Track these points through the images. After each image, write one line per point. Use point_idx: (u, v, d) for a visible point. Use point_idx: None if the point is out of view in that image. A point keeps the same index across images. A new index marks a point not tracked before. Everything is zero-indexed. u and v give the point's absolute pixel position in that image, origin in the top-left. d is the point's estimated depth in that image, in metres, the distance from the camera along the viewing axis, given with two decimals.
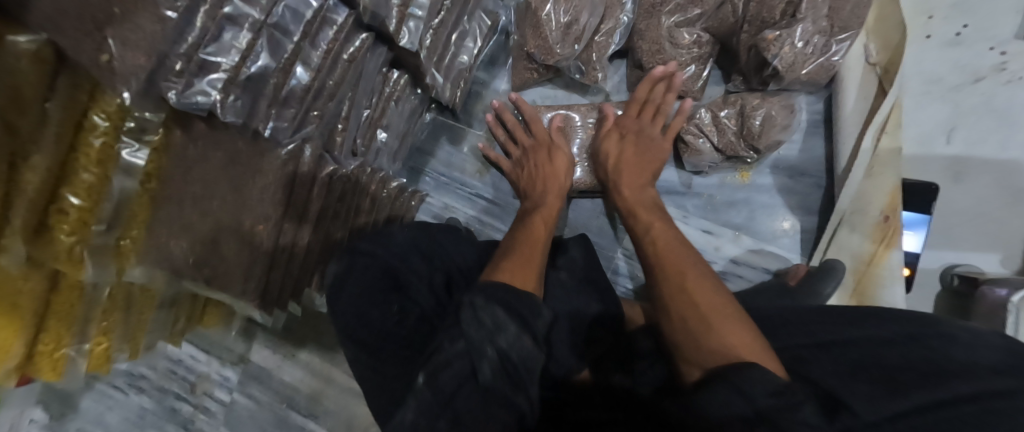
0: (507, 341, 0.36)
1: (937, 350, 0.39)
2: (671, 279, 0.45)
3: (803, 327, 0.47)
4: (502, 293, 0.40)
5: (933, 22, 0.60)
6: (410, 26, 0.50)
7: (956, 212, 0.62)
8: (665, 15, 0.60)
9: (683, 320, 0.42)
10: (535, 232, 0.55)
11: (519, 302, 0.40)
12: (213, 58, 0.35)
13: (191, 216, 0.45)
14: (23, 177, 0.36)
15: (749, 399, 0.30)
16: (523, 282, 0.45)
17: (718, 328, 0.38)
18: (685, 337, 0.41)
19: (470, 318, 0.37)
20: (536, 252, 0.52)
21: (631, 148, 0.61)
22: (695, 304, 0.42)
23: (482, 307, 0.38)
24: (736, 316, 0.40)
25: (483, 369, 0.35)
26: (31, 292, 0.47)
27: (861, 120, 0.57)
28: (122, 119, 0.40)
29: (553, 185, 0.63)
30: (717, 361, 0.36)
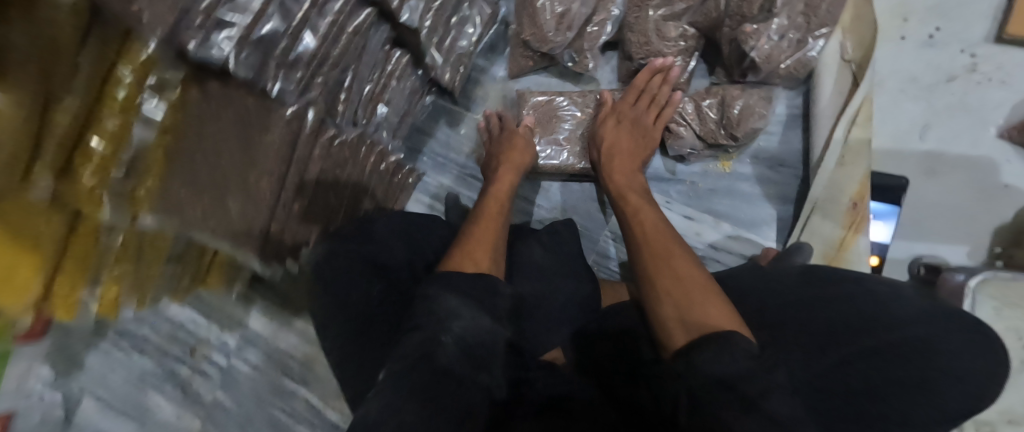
0: (462, 326, 0.40)
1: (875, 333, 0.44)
2: (654, 260, 0.48)
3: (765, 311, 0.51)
4: (452, 282, 0.45)
5: (908, 24, 0.63)
6: (411, 5, 0.54)
7: (928, 206, 0.64)
8: (653, 8, 0.64)
9: (665, 297, 0.44)
10: (495, 203, 0.63)
11: (482, 294, 0.45)
12: (230, 17, 0.39)
13: (202, 172, 0.50)
14: (54, 120, 0.41)
15: (732, 360, 0.33)
16: (478, 267, 0.49)
17: (698, 303, 0.41)
18: (664, 316, 0.43)
19: (428, 309, 0.41)
20: (490, 223, 0.59)
21: (623, 136, 0.65)
22: (673, 278, 0.45)
23: (453, 304, 0.41)
24: (713, 289, 0.43)
25: (443, 354, 0.38)
26: (51, 233, 0.51)
27: (834, 112, 0.60)
28: (144, 74, 0.44)
29: (512, 157, 0.68)
30: (699, 328, 0.38)
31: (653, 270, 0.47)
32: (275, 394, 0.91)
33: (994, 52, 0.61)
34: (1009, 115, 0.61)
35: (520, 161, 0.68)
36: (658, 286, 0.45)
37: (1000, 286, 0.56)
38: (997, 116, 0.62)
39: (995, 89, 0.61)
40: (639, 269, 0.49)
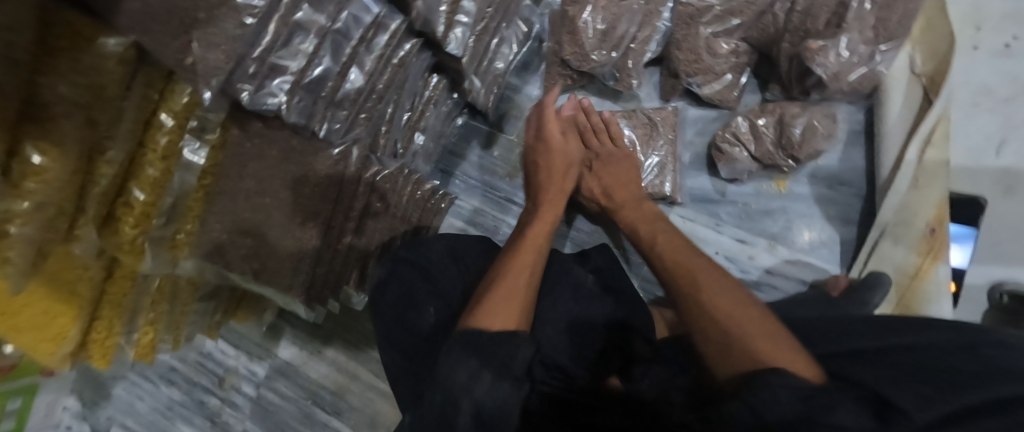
0: (484, 392, 0.35)
1: (989, 358, 0.38)
2: (704, 304, 0.43)
3: (853, 335, 0.45)
4: (480, 338, 0.39)
5: (981, 33, 0.59)
6: (456, 33, 0.51)
7: (1008, 227, 0.59)
8: (702, 26, 0.60)
9: (712, 341, 0.39)
10: (529, 246, 0.56)
11: (502, 342, 0.39)
12: (283, 62, 0.37)
13: (243, 210, 0.46)
14: (98, 171, 0.39)
15: (772, 399, 0.26)
16: (507, 322, 0.43)
17: (755, 344, 0.34)
18: (719, 360, 0.36)
19: (447, 370, 0.36)
20: (529, 258, 0.54)
21: (608, 175, 0.66)
22: (718, 326, 0.40)
23: (459, 356, 0.37)
24: (776, 329, 0.36)
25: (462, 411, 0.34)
26: (89, 281, 0.49)
27: (906, 130, 0.57)
28: (186, 117, 0.42)
29: (550, 192, 0.64)
30: (752, 366, 0.32)
31: (714, 315, 0.41)
32: (306, 425, 0.88)
33: None
34: None
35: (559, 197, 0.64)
36: (701, 335, 0.40)
37: None
38: None
39: None
40: (697, 318, 0.43)
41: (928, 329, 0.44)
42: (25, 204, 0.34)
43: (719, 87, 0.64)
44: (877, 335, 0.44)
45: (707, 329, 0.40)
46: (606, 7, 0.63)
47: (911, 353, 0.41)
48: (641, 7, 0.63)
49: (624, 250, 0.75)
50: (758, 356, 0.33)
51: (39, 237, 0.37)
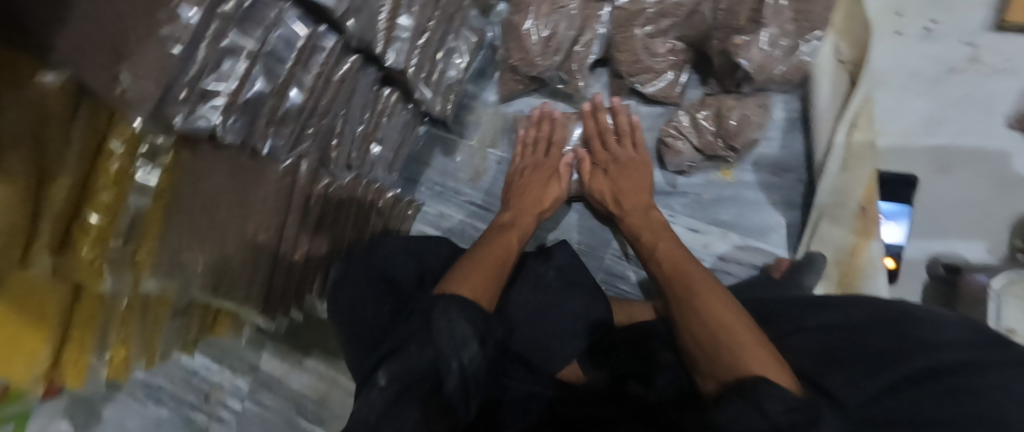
0: (467, 358, 0.43)
1: (912, 334, 0.41)
2: (693, 304, 0.46)
3: (791, 316, 0.49)
4: (466, 303, 0.47)
5: (903, 18, 0.62)
6: (395, 48, 0.54)
7: (940, 202, 0.63)
8: (638, 27, 0.63)
9: (703, 341, 0.43)
10: (508, 242, 0.61)
11: (485, 321, 0.47)
12: (214, 86, 0.39)
13: (202, 224, 0.51)
14: (50, 197, 0.41)
15: (762, 417, 0.32)
16: (475, 288, 0.51)
17: (739, 345, 0.39)
18: (707, 366, 0.41)
19: (444, 329, 0.43)
20: (499, 263, 0.57)
21: (624, 178, 0.67)
22: (714, 325, 0.43)
23: (454, 320, 0.44)
24: (753, 332, 0.41)
25: (448, 383, 0.42)
26: (56, 304, 0.51)
27: (833, 115, 0.60)
28: (136, 143, 0.44)
29: (531, 204, 0.68)
30: (734, 375, 0.38)
31: (695, 309, 0.45)
32: None
33: (997, 41, 0.60)
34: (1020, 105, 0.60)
35: (534, 208, 0.68)
36: (693, 331, 0.44)
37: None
38: (1006, 106, 0.60)
39: (1004, 78, 0.60)
40: (683, 313, 0.46)
41: (856, 303, 0.48)
42: None
43: (661, 84, 0.66)
44: (810, 314, 0.48)
45: (691, 327, 0.45)
46: (547, 14, 0.65)
47: (840, 336, 0.44)
48: (580, 12, 0.65)
49: (587, 246, 0.78)
50: (727, 358, 0.39)
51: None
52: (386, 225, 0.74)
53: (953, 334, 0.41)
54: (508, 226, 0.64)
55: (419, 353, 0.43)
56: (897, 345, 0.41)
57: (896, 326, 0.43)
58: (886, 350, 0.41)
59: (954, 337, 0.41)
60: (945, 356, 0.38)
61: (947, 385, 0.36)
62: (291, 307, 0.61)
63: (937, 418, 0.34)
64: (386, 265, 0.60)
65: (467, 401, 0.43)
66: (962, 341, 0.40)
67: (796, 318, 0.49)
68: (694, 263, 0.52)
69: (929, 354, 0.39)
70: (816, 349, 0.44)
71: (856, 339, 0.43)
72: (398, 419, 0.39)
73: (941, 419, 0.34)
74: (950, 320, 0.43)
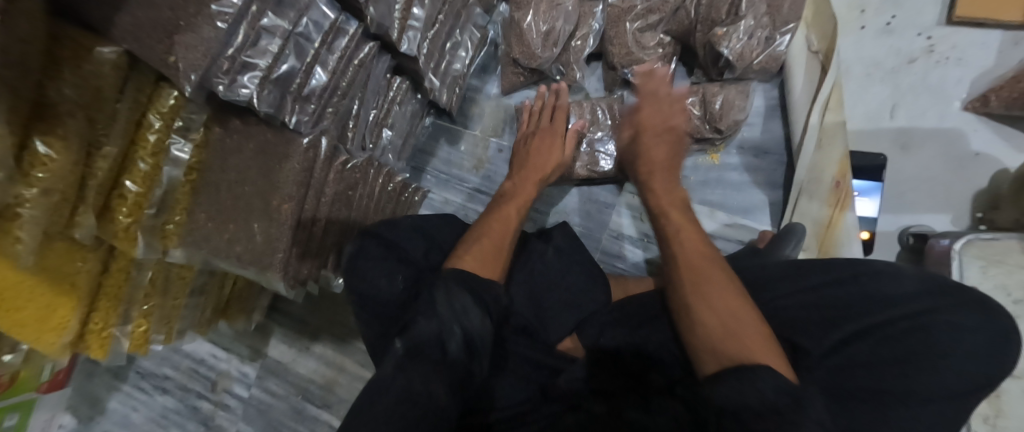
0: (471, 324, 0.45)
1: (865, 286, 0.49)
2: (694, 286, 0.45)
3: (776, 279, 0.54)
4: (466, 278, 0.49)
5: (865, 14, 0.73)
6: (409, 36, 0.59)
7: (906, 179, 0.72)
8: (628, 22, 0.69)
9: (707, 322, 0.42)
10: (507, 220, 0.61)
11: (481, 287, 0.49)
12: (252, 60, 0.43)
13: (225, 200, 0.55)
14: (96, 165, 0.45)
15: (755, 391, 0.33)
16: (482, 271, 0.52)
17: (735, 330, 0.40)
18: (701, 350, 0.42)
19: (444, 302, 0.45)
20: (502, 239, 0.58)
21: (649, 146, 0.64)
22: (718, 309, 0.42)
23: (454, 293, 0.47)
24: (752, 316, 0.41)
25: (451, 345, 0.44)
26: (87, 273, 0.55)
27: (808, 99, 0.66)
28: (172, 117, 0.48)
29: (534, 174, 0.68)
30: (730, 358, 0.38)
31: (693, 295, 0.45)
32: (297, 420, 0.92)
33: (948, 35, 0.70)
34: (970, 90, 0.70)
35: (536, 177, 0.68)
36: (699, 313, 0.43)
37: (982, 247, 0.61)
38: (957, 91, 0.71)
39: (954, 66, 0.70)
40: (686, 291, 0.46)
41: (819, 264, 0.53)
42: (34, 191, 0.39)
43: None
44: (788, 280, 0.53)
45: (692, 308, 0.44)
46: (546, 10, 0.70)
47: (810, 294, 0.51)
48: (576, 9, 0.71)
49: (586, 228, 0.82)
50: (722, 343, 0.40)
51: (46, 219, 0.42)
52: (395, 208, 0.78)
53: (908, 286, 0.48)
54: (509, 198, 0.65)
55: (426, 326, 0.44)
56: (858, 300, 0.48)
57: (851, 282, 0.50)
58: (854, 306, 0.48)
59: (904, 289, 0.48)
60: (890, 304, 0.47)
61: (896, 330, 0.45)
62: (308, 281, 0.64)
63: (890, 356, 0.44)
64: (399, 240, 0.63)
65: (474, 354, 0.45)
66: (910, 294, 0.48)
67: (778, 282, 0.53)
68: (707, 225, 0.52)
69: (881, 306, 0.47)
70: (787, 307, 0.50)
71: (821, 294, 0.50)
72: (412, 374, 0.40)
73: (893, 358, 0.44)
74: (905, 272, 0.50)
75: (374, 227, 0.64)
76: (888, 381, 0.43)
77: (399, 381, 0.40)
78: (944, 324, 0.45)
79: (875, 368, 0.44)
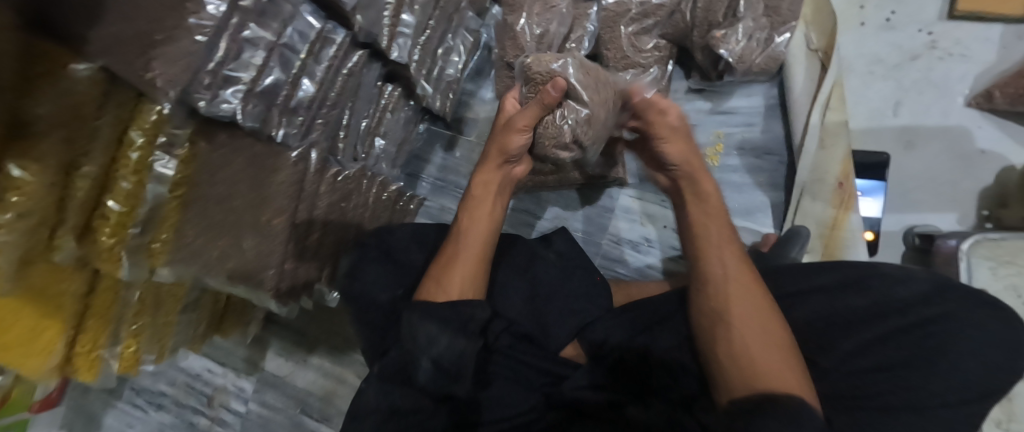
0: (440, 351, 0.42)
1: (871, 291, 0.48)
2: (734, 313, 0.44)
3: (788, 274, 0.52)
4: (434, 309, 0.45)
5: (865, 10, 0.72)
6: (399, 43, 0.57)
7: (911, 177, 0.71)
8: (623, 25, 0.68)
9: (749, 352, 0.41)
10: (479, 231, 0.57)
11: (453, 315, 0.46)
12: (235, 73, 0.42)
13: (215, 214, 0.53)
14: (76, 186, 0.43)
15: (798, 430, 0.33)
16: (454, 293, 0.50)
17: (761, 357, 0.41)
18: (734, 378, 0.42)
19: (408, 334, 0.42)
20: (471, 252, 0.55)
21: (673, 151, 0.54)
22: (762, 342, 0.42)
23: (419, 323, 0.43)
24: (789, 352, 0.41)
25: (420, 374, 0.42)
26: (72, 295, 0.53)
27: (809, 99, 0.65)
28: (156, 134, 0.45)
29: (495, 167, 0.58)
30: (762, 386, 0.39)
31: (732, 325, 0.44)
32: None
33: (949, 29, 0.69)
34: (973, 86, 0.69)
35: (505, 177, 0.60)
36: (729, 337, 0.43)
37: (991, 246, 0.60)
38: (961, 87, 0.70)
39: (956, 62, 0.69)
40: (722, 318, 0.45)
41: (825, 269, 0.51)
42: (9, 215, 0.37)
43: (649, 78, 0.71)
44: (800, 277, 0.51)
45: (730, 338, 0.43)
46: (539, 13, 0.69)
47: (806, 303, 0.49)
48: (570, 11, 0.70)
49: (584, 232, 0.81)
50: (759, 376, 0.40)
51: (22, 242, 0.40)
52: (390, 217, 0.76)
53: (913, 290, 0.47)
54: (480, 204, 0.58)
55: (398, 356, 0.44)
56: (868, 308, 0.47)
57: (865, 288, 0.48)
58: (866, 312, 0.47)
59: (915, 291, 0.47)
60: (900, 308, 0.46)
61: (910, 337, 0.44)
62: (302, 295, 0.63)
63: (901, 357, 0.44)
64: (394, 253, 0.62)
65: (455, 379, 0.44)
66: (921, 295, 0.46)
67: (791, 279, 0.52)
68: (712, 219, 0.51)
69: (893, 312, 0.46)
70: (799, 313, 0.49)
71: (831, 300, 0.48)
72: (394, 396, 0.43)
73: (903, 359, 0.43)
74: (916, 274, 0.49)
75: (369, 238, 0.63)
76: (901, 386, 0.42)
77: (383, 399, 0.43)
78: (962, 324, 0.44)
79: (892, 369, 0.43)
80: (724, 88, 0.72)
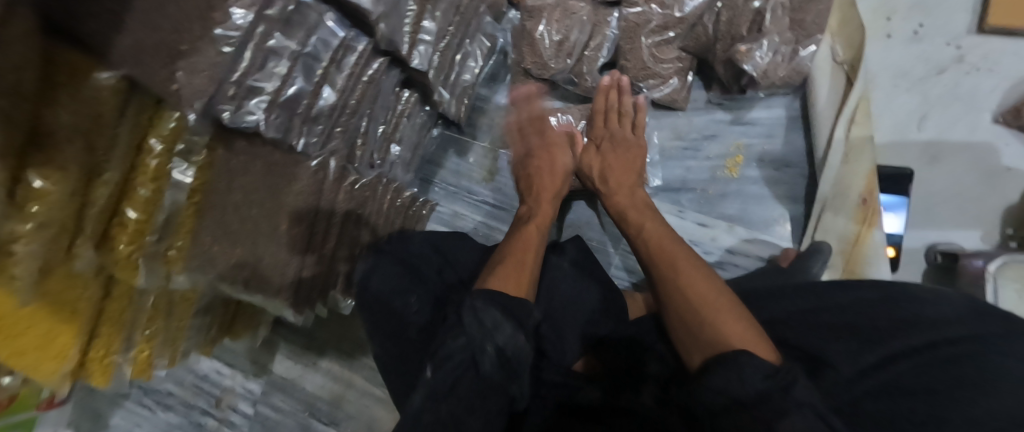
0: (504, 339, 0.43)
1: (903, 309, 0.47)
2: (676, 292, 0.46)
3: (800, 296, 0.53)
4: (499, 298, 0.46)
5: (892, 22, 0.71)
6: (420, 50, 0.56)
7: (933, 193, 0.70)
8: (645, 36, 0.68)
9: (690, 319, 0.43)
10: (529, 238, 0.60)
11: (517, 306, 0.46)
12: (260, 84, 0.42)
13: (232, 222, 0.50)
14: (95, 194, 0.42)
15: (743, 381, 0.33)
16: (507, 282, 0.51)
17: (717, 326, 0.40)
18: (696, 347, 0.41)
19: (472, 319, 0.43)
20: (530, 256, 0.57)
21: (613, 157, 0.67)
22: (702, 306, 0.43)
23: (482, 309, 0.44)
24: (739, 310, 0.42)
25: (484, 364, 0.41)
26: (88, 300, 0.52)
27: (833, 112, 0.64)
28: (174, 141, 0.45)
29: (547, 193, 0.67)
30: (715, 347, 0.39)
31: (679, 306, 0.45)
32: None
33: (976, 43, 0.68)
34: (1000, 101, 0.68)
35: (552, 195, 0.67)
36: (681, 310, 0.44)
37: (1018, 269, 0.60)
38: (988, 102, 0.69)
39: (983, 76, 0.68)
40: (671, 297, 0.47)
41: (839, 288, 0.52)
42: (30, 225, 0.36)
43: (667, 90, 0.71)
44: (816, 298, 0.52)
45: (683, 319, 0.44)
46: (559, 19, 0.68)
47: (826, 318, 0.49)
48: (590, 18, 0.69)
49: (596, 241, 0.81)
50: (709, 340, 0.40)
51: (43, 252, 0.39)
52: (403, 224, 0.75)
53: (949, 310, 0.46)
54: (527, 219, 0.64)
55: (453, 344, 0.41)
56: (894, 326, 0.45)
57: (893, 306, 0.48)
58: (900, 325, 0.45)
59: (943, 313, 0.46)
60: (932, 330, 0.44)
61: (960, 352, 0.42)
62: (317, 302, 0.62)
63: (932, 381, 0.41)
64: (412, 259, 0.61)
65: (512, 376, 0.43)
66: (950, 318, 0.45)
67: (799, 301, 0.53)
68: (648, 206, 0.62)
69: (924, 330, 0.44)
70: (818, 328, 0.48)
71: (858, 317, 0.48)
72: (442, 407, 0.39)
73: None
74: (948, 297, 0.48)
75: (385, 245, 0.63)
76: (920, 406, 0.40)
77: (430, 408, 0.38)
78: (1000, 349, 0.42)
79: None
80: (744, 101, 0.72)
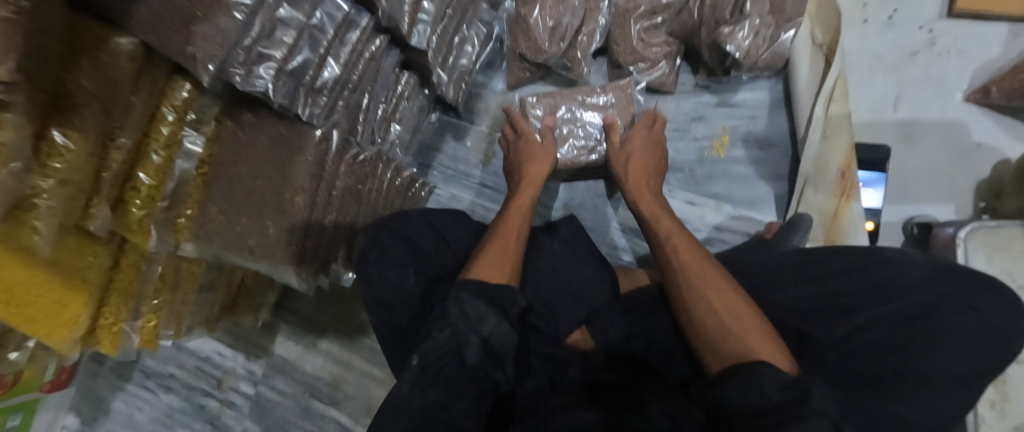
0: (489, 330, 0.44)
1: (875, 274, 0.49)
2: (693, 296, 0.46)
3: (790, 266, 0.54)
4: (482, 288, 0.48)
5: (868, 8, 0.75)
6: (419, 29, 0.59)
7: (910, 170, 0.73)
8: (634, 19, 0.71)
9: (707, 327, 0.43)
10: (511, 224, 0.60)
11: (499, 295, 0.48)
12: (268, 51, 0.44)
13: (237, 193, 0.54)
14: (111, 158, 0.44)
15: (760, 393, 0.33)
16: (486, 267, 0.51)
17: (734, 337, 0.40)
18: (715, 355, 0.41)
19: (458, 313, 0.44)
20: (511, 240, 0.57)
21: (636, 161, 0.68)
22: (719, 313, 0.43)
23: (466, 301, 0.46)
24: (755, 317, 0.41)
25: (469, 353, 0.42)
26: (97, 267, 0.54)
27: (812, 92, 0.67)
28: (184, 112, 0.48)
29: (527, 182, 0.67)
30: (734, 357, 0.39)
31: (695, 313, 0.45)
32: (304, 418, 0.92)
33: (946, 28, 0.72)
34: (971, 82, 0.72)
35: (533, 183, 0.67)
36: (699, 315, 0.45)
37: (987, 234, 0.63)
38: (961, 83, 0.72)
39: (955, 58, 0.72)
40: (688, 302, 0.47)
41: (827, 256, 0.53)
42: (51, 181, 0.38)
43: (657, 73, 0.74)
44: (799, 265, 0.54)
45: (700, 326, 0.44)
46: (552, 5, 0.71)
47: (813, 287, 0.51)
48: (582, 4, 0.72)
49: (591, 222, 0.84)
50: (728, 348, 0.40)
51: (62, 212, 0.41)
52: (401, 204, 0.78)
53: (918, 270, 0.48)
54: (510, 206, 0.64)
55: (439, 338, 0.43)
56: (868, 292, 0.48)
57: (863, 272, 0.49)
58: (872, 288, 0.48)
59: (913, 274, 0.48)
60: (900, 291, 0.47)
61: (922, 310, 0.45)
62: (319, 274, 0.64)
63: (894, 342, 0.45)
64: (410, 233, 0.64)
65: (498, 363, 0.44)
66: (918, 276, 0.48)
67: (787, 269, 0.54)
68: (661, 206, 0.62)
69: (893, 293, 0.47)
70: (796, 300, 0.50)
71: (833, 285, 0.50)
72: (428, 392, 0.39)
73: (898, 343, 0.44)
74: (916, 258, 0.50)
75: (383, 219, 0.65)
76: (882, 363, 0.44)
77: (418, 396, 0.39)
78: (960, 302, 0.45)
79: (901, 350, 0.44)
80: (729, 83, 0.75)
